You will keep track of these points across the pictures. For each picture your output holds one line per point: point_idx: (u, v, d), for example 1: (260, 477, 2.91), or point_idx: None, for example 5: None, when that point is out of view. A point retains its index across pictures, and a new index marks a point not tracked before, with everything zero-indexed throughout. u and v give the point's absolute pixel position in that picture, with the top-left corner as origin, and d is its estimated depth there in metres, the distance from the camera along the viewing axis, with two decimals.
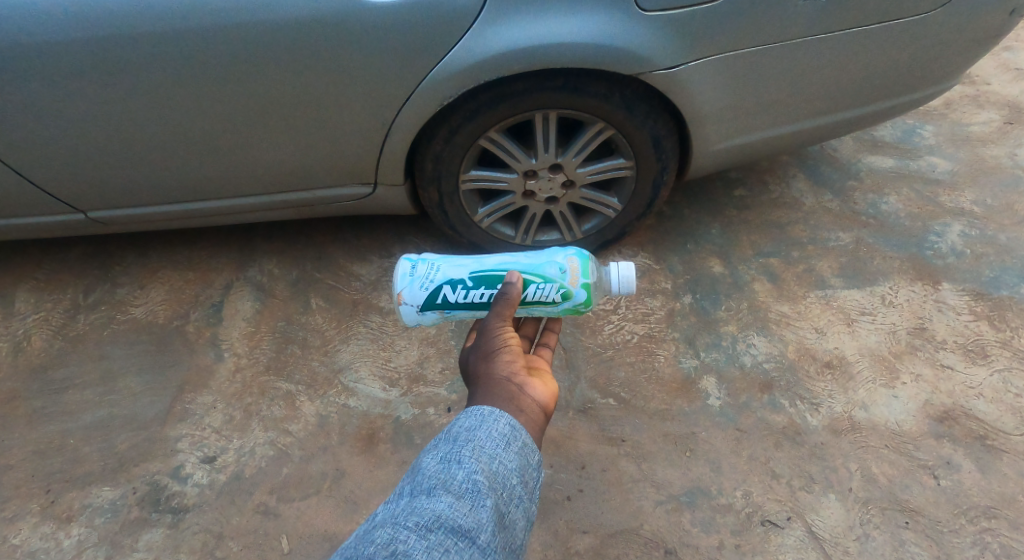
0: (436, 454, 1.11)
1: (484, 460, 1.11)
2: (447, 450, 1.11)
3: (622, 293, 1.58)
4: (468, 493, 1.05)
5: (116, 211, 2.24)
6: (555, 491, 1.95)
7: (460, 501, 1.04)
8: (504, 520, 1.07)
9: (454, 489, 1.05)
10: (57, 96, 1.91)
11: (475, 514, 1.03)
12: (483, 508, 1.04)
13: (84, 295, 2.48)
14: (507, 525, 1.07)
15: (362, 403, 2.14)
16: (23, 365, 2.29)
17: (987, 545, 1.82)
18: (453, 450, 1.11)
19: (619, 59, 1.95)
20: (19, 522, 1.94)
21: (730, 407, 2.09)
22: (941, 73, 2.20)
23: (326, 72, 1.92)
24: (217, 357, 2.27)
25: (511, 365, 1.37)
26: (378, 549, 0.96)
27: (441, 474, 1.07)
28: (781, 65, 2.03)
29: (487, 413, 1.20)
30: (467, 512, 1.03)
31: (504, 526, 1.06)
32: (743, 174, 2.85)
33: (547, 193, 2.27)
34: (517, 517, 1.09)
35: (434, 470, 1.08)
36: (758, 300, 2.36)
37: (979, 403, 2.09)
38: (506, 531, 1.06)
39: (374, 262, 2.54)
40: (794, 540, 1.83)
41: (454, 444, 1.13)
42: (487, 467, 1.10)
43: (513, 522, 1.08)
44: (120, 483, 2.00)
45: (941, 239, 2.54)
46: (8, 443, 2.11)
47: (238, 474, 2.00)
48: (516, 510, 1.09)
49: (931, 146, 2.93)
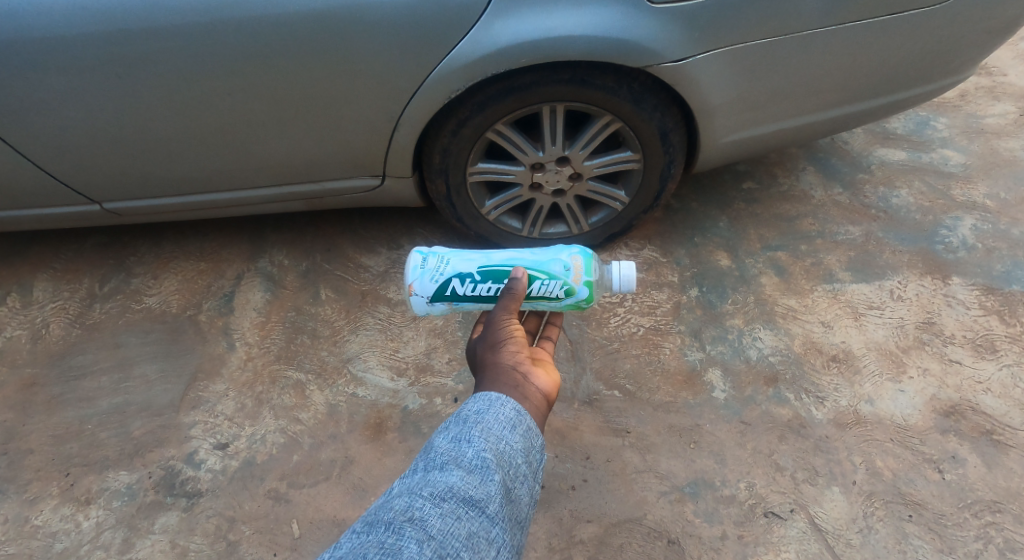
0: (447, 433, 1.13)
1: (492, 440, 1.13)
2: (458, 429, 1.14)
3: (623, 290, 1.59)
4: (477, 468, 1.08)
5: (130, 201, 2.27)
6: (559, 481, 1.97)
7: (470, 475, 1.07)
8: (511, 494, 1.09)
9: (464, 464, 1.08)
10: (71, 88, 1.93)
11: (484, 487, 1.06)
12: (492, 482, 1.07)
13: (99, 285, 2.53)
14: (514, 499, 1.09)
15: (370, 393, 2.17)
16: (42, 352, 2.34)
17: (990, 539, 1.83)
18: (463, 430, 1.14)
19: (627, 52, 1.94)
20: (39, 503, 2.00)
21: (735, 400, 2.10)
22: (954, 64, 2.16)
23: (334, 66, 1.93)
24: (229, 346, 2.31)
25: (516, 354, 1.38)
26: (395, 516, 1.00)
27: (452, 450, 1.10)
28: (791, 58, 2.01)
29: (493, 399, 1.22)
30: (477, 485, 1.06)
31: (511, 500, 1.09)
32: (752, 166, 2.83)
33: (554, 185, 2.27)
34: (523, 493, 1.12)
35: (445, 447, 1.11)
36: (765, 294, 2.36)
37: (987, 398, 2.08)
38: (513, 505, 1.09)
39: (383, 254, 2.56)
40: (797, 532, 1.85)
41: (463, 424, 1.15)
42: (494, 445, 1.12)
43: (519, 497, 1.10)
44: (136, 468, 2.05)
45: (952, 233, 2.51)
46: (28, 427, 2.16)
47: (250, 460, 2.05)
48: (522, 486, 1.11)
49: (944, 138, 2.89)
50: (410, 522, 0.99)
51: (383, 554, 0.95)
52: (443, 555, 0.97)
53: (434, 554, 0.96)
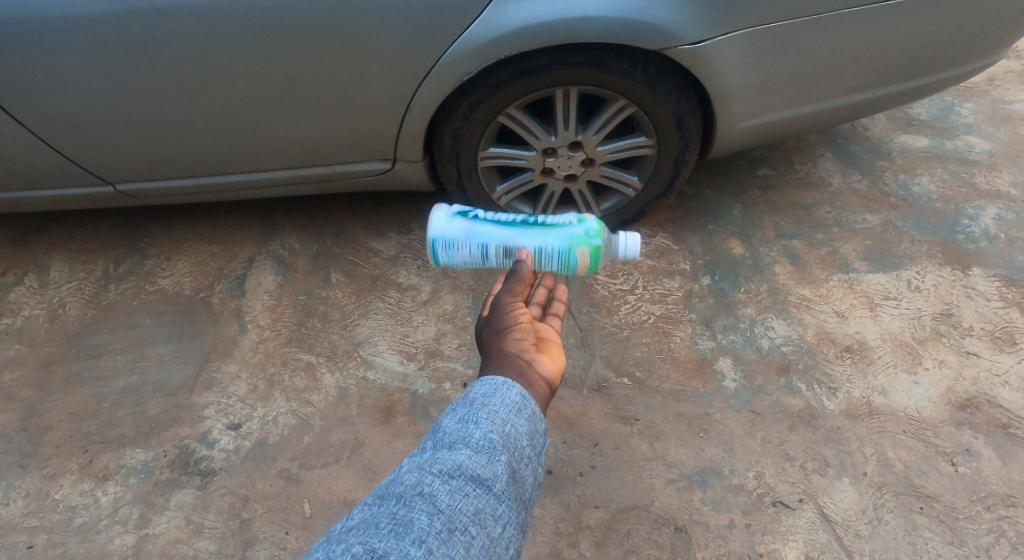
0: (455, 414, 1.13)
1: (499, 421, 1.13)
2: (465, 411, 1.14)
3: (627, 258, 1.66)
4: (485, 448, 1.08)
5: (144, 183, 2.29)
6: (567, 467, 1.97)
7: (478, 454, 1.06)
8: (516, 474, 1.09)
9: (472, 444, 1.08)
10: (85, 70, 1.93)
11: (491, 466, 1.06)
12: (499, 462, 1.07)
13: (114, 266, 2.56)
14: (519, 479, 1.10)
15: (381, 376, 2.19)
16: (59, 331, 2.38)
17: (1002, 533, 1.80)
18: (471, 411, 1.14)
19: (644, 34, 1.90)
20: (60, 478, 2.04)
21: (745, 390, 2.09)
22: (984, 47, 2.10)
23: (346, 46, 1.91)
24: (241, 328, 2.34)
25: (522, 341, 1.37)
26: (406, 489, 1.01)
27: (460, 430, 1.10)
28: (810, 41, 1.95)
29: (500, 382, 1.21)
30: (484, 464, 1.06)
31: (517, 480, 1.09)
32: (769, 153, 2.78)
33: (566, 170, 2.24)
34: (528, 474, 1.12)
35: (453, 427, 1.11)
36: (779, 283, 2.33)
37: (1004, 391, 2.04)
38: (518, 484, 1.09)
39: (392, 239, 2.57)
40: (805, 521, 1.84)
41: (471, 406, 1.15)
42: (501, 427, 1.12)
43: (524, 478, 1.10)
44: (152, 446, 2.09)
45: (974, 223, 2.45)
46: (47, 405, 2.20)
47: (262, 441, 2.07)
48: (527, 467, 1.11)
49: (970, 124, 2.81)
50: (420, 496, 1.00)
51: (393, 526, 0.95)
52: (451, 530, 0.98)
53: (443, 527, 0.97)
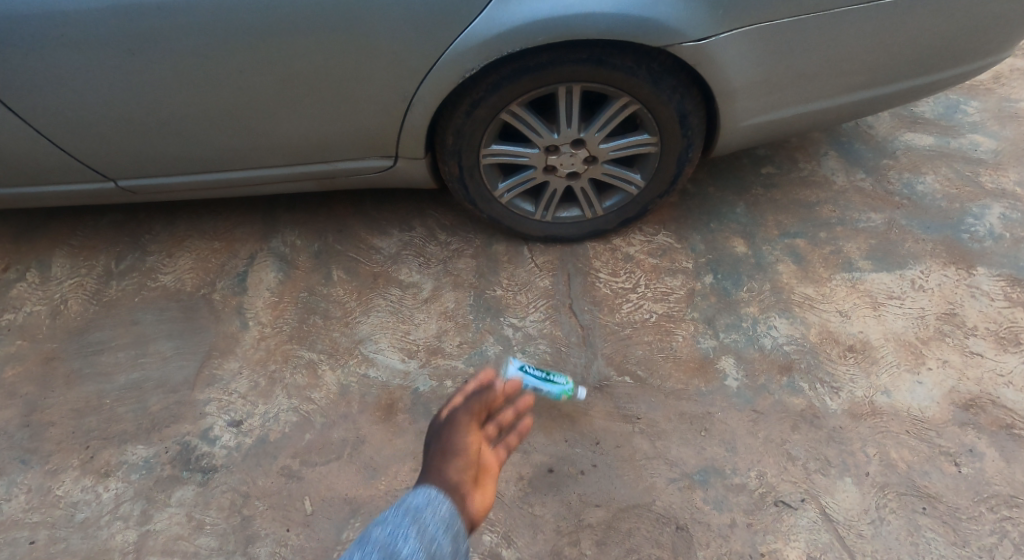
0: (384, 525, 1.15)
1: (426, 539, 1.14)
2: (395, 523, 1.15)
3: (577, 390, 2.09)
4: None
5: (146, 179, 2.28)
6: (568, 465, 1.96)
7: None
8: None
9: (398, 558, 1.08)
10: (86, 66, 1.93)
11: None
12: None
13: (116, 262, 2.56)
14: None
15: (382, 373, 2.19)
16: (61, 327, 2.38)
17: (1006, 533, 1.79)
18: (402, 524, 1.15)
19: (648, 30, 1.88)
20: (61, 474, 2.04)
21: (747, 389, 2.08)
22: (991, 45, 2.08)
23: (347, 42, 1.90)
24: (243, 325, 2.34)
25: (461, 470, 1.43)
26: None
27: (388, 542, 1.11)
28: (814, 38, 1.94)
29: (433, 497, 1.25)
30: None
31: None
32: (772, 151, 2.77)
33: (568, 168, 2.24)
34: None
35: (381, 537, 1.12)
36: (781, 282, 2.32)
37: (1008, 391, 2.03)
38: None
39: (394, 236, 2.57)
40: (807, 521, 1.82)
41: (402, 519, 1.17)
42: (428, 544, 1.13)
43: None
44: (154, 442, 2.08)
45: (979, 222, 2.44)
46: (49, 401, 2.20)
47: (263, 438, 2.07)
48: None
49: (975, 122, 2.80)
50: None
51: None
52: None
53: None
